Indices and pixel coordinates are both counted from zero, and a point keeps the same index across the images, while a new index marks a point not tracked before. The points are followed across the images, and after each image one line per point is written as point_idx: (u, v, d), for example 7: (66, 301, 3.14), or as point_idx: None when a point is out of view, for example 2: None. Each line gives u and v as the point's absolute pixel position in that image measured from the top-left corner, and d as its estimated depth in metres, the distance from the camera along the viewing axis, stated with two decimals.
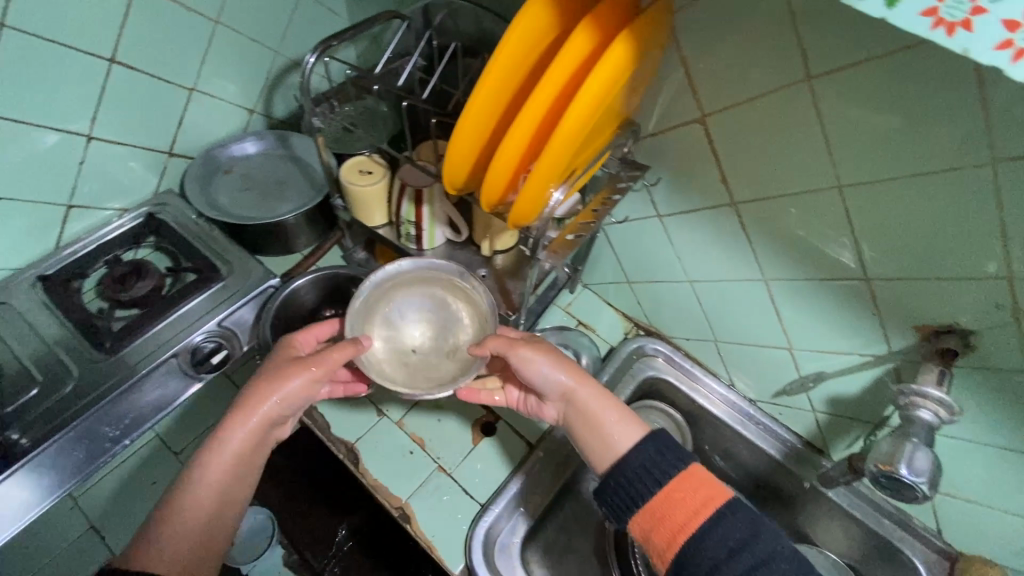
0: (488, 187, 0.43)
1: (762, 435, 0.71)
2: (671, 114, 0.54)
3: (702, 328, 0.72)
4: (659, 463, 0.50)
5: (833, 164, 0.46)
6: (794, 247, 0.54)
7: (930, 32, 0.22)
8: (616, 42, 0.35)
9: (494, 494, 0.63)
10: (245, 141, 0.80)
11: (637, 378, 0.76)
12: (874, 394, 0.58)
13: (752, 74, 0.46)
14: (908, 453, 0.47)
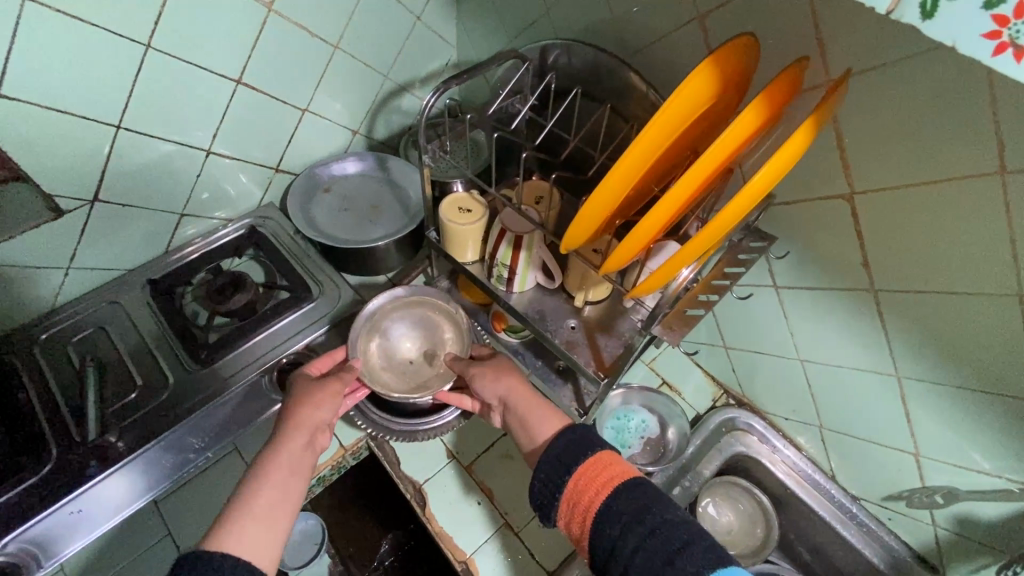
0: (619, 256, 0.41)
1: (864, 539, 0.66)
2: (811, 186, 0.49)
3: (807, 411, 0.66)
4: (574, 447, 0.48)
5: (1016, 270, 0.40)
6: (944, 351, 0.47)
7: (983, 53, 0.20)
8: (798, 129, 0.33)
9: (562, 563, 0.60)
10: (345, 160, 0.81)
11: (724, 454, 0.72)
12: (1019, 527, 0.51)
13: (926, 158, 0.41)
14: None
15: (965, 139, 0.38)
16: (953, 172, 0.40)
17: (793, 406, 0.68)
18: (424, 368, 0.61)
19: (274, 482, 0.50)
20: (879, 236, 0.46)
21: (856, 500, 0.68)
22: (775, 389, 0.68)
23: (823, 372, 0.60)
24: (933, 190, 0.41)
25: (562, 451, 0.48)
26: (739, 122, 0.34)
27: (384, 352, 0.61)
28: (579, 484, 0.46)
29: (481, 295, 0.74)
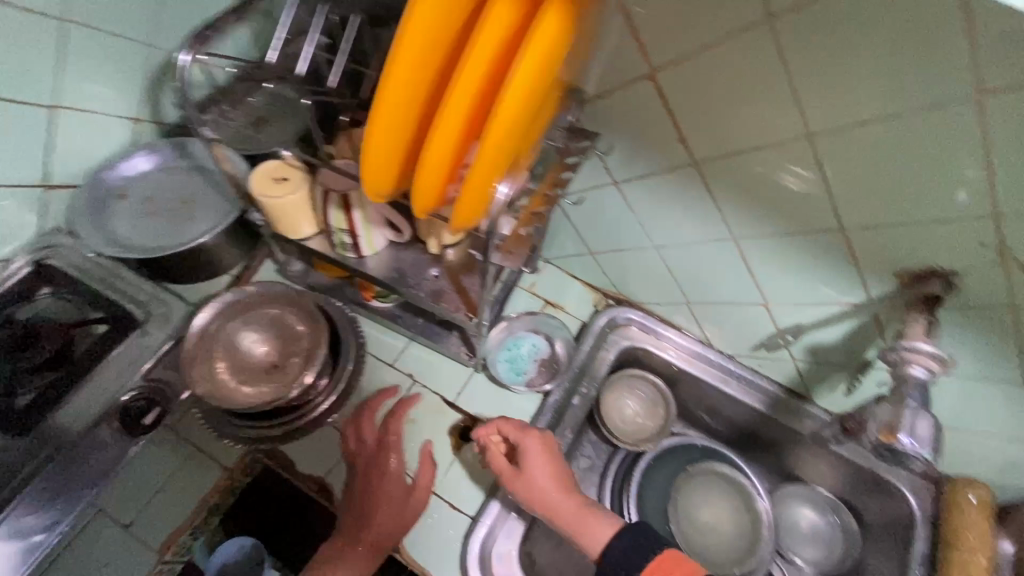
0: None
1: (746, 391, 0.90)
2: (776, 120, 0.56)
3: (669, 285, 0.89)
4: (635, 550, 0.61)
5: (971, 181, 0.49)
6: (849, 244, 0.61)
7: None
8: None
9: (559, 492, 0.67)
10: (134, 157, 0.79)
11: (617, 347, 0.95)
12: (849, 340, 0.72)
13: (861, 98, 0.49)
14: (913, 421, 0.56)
15: (910, 82, 0.46)
16: (896, 107, 0.48)
17: (681, 288, 0.87)
18: (274, 362, 0.73)
19: None
20: (784, 166, 0.59)
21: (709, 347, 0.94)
22: (652, 277, 0.90)
23: (693, 264, 0.81)
24: (861, 125, 0.51)
25: (626, 552, 0.61)
26: None
27: (232, 361, 0.72)
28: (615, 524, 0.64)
29: None
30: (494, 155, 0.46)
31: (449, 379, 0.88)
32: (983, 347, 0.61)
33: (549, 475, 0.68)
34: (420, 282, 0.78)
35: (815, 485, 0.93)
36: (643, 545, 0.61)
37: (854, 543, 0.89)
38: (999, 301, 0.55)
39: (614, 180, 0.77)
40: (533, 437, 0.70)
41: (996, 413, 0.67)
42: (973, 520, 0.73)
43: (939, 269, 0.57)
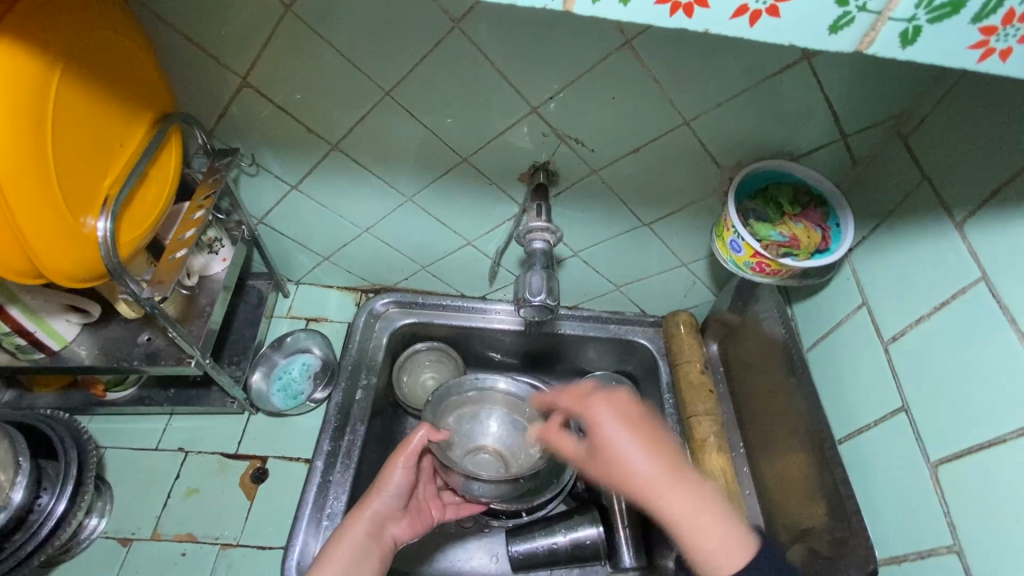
0: (57, 262, 0.48)
1: (506, 320, 0.99)
2: (358, 91, 0.64)
3: (405, 262, 0.96)
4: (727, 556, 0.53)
5: (505, 91, 0.61)
6: (477, 167, 0.73)
7: (672, 15, 0.26)
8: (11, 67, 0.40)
9: (296, 520, 0.77)
10: None
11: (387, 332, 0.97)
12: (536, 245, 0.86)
13: (396, 51, 0.59)
14: (527, 280, 0.60)
15: (410, 29, 0.56)
16: (419, 51, 0.58)
17: (411, 257, 0.94)
18: None
19: (347, 553, 0.68)
20: (396, 121, 0.67)
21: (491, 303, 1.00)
22: (386, 259, 0.96)
23: (402, 232, 0.88)
24: (411, 71, 0.61)
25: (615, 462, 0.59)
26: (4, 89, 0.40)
27: None
28: (660, 485, 0.56)
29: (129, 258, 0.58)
30: (46, 200, 0.45)
31: (224, 434, 0.86)
32: (606, 213, 0.76)
33: (649, 435, 0.59)
34: (132, 351, 0.75)
35: (595, 370, 1.04)
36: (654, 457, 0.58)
37: (637, 401, 1.01)
38: (586, 170, 0.70)
39: (290, 186, 0.80)
40: (613, 411, 0.61)
41: (652, 257, 0.84)
42: (684, 340, 0.90)
43: (538, 164, 0.70)
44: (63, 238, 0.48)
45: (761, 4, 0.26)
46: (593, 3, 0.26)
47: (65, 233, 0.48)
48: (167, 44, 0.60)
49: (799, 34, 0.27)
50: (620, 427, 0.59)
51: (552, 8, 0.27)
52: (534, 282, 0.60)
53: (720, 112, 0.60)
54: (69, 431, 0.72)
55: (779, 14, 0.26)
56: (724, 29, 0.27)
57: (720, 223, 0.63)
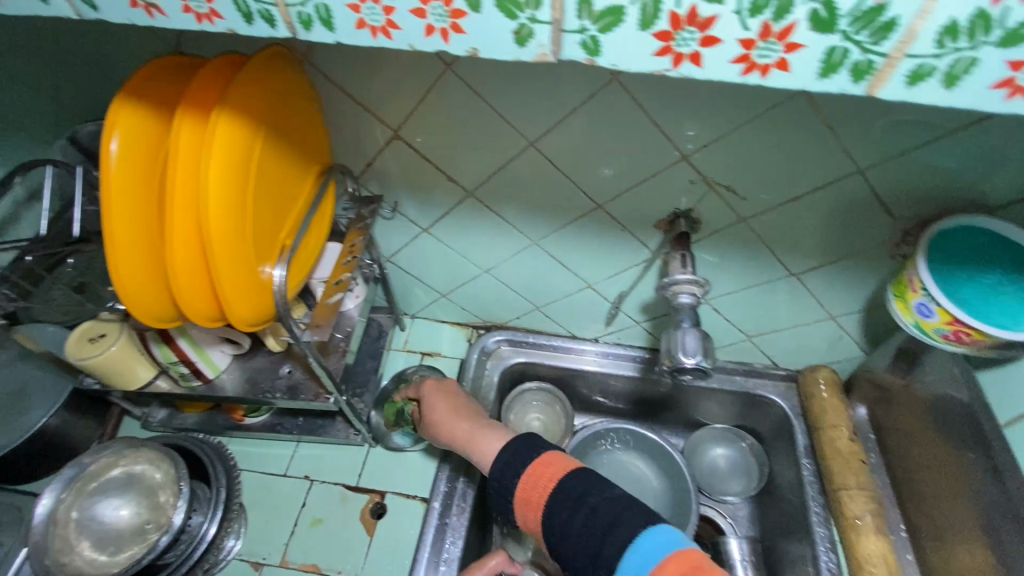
0: (241, 309, 0.52)
1: (620, 365, 0.95)
2: (504, 141, 0.65)
3: (521, 301, 0.96)
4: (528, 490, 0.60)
5: (656, 139, 0.59)
6: (613, 214, 0.71)
7: (1005, 99, 0.24)
8: (225, 140, 0.44)
9: (415, 564, 0.77)
10: None
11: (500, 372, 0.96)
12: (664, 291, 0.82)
13: (548, 103, 0.58)
14: (681, 340, 0.57)
15: (566, 83, 0.56)
16: (570, 103, 0.58)
17: (526, 298, 0.94)
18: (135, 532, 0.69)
19: None
20: (534, 168, 0.68)
21: (586, 342, 0.98)
22: (501, 298, 0.96)
23: (521, 274, 0.88)
24: (560, 122, 0.60)
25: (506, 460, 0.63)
26: (218, 158, 0.43)
27: (102, 537, 0.68)
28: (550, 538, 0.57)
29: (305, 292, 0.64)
30: (242, 253, 0.49)
31: (346, 465, 0.89)
32: (748, 262, 0.71)
33: (462, 408, 0.76)
34: (275, 383, 0.80)
35: (714, 423, 0.97)
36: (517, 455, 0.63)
37: (762, 460, 0.92)
38: (733, 218, 0.66)
39: (421, 229, 0.83)
40: (440, 392, 0.79)
41: (794, 309, 0.77)
42: (827, 401, 0.82)
43: (680, 211, 0.67)
44: (247, 287, 0.52)
45: None
46: (908, 89, 0.25)
47: (250, 283, 0.52)
48: (332, 101, 0.65)
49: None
50: (442, 406, 0.77)
51: (852, 92, 0.26)
52: (688, 343, 0.56)
53: (904, 161, 0.54)
54: (218, 457, 0.77)
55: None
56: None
57: (901, 282, 0.57)
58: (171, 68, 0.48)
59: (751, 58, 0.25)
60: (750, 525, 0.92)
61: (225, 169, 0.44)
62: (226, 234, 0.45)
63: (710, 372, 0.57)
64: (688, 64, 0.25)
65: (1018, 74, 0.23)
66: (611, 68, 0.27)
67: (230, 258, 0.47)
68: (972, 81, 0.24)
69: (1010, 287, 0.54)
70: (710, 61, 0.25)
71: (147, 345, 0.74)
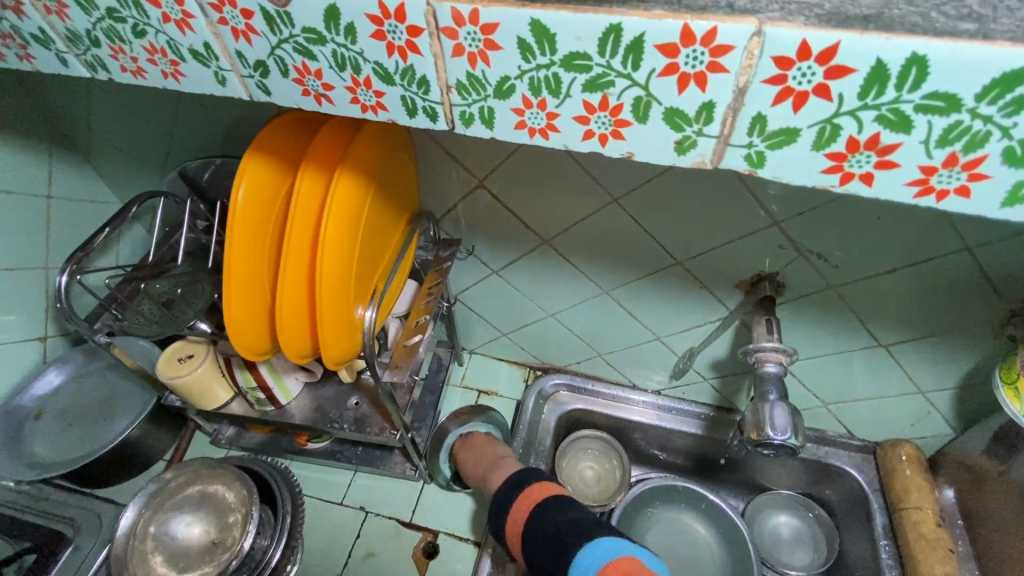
0: (335, 351, 0.54)
1: (681, 420, 0.93)
2: (588, 196, 0.66)
3: (583, 347, 0.95)
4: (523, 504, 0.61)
5: (748, 204, 0.58)
6: (691, 271, 0.70)
7: None
8: (344, 199, 0.47)
9: None
10: (45, 375, 0.87)
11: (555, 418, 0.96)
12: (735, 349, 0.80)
13: (639, 165, 0.59)
14: (769, 414, 0.54)
15: None
16: (660, 167, 0.58)
17: (589, 343, 0.93)
18: (206, 550, 0.71)
19: None
20: (614, 223, 0.68)
21: (636, 390, 0.96)
22: (562, 342, 0.96)
23: (587, 321, 0.88)
24: (648, 182, 0.61)
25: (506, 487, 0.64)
26: (334, 217, 0.46)
27: (175, 553, 0.70)
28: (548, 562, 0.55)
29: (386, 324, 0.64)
30: (343, 298, 0.51)
31: (401, 500, 0.89)
32: (833, 329, 0.69)
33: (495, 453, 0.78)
34: (342, 414, 0.82)
35: (780, 489, 0.93)
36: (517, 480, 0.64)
37: (830, 534, 0.87)
38: (820, 284, 0.64)
39: (493, 271, 0.84)
40: (477, 440, 0.83)
41: (879, 379, 0.73)
42: (912, 479, 0.76)
43: (764, 273, 0.66)
44: (343, 331, 0.54)
45: None
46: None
47: (345, 326, 0.54)
48: (424, 152, 0.68)
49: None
50: (481, 452, 0.80)
51: None
52: (778, 417, 0.54)
53: (1021, 242, 0.51)
54: (285, 482, 0.79)
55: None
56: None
57: (1011, 369, 0.54)
58: (295, 123, 0.52)
59: (932, 185, 0.25)
60: None
61: (339, 226, 0.47)
62: (334, 285, 0.48)
63: (798, 450, 0.54)
64: (857, 183, 0.26)
65: None
66: (772, 179, 0.28)
67: (333, 304, 0.50)
68: None
69: None
70: (882, 183, 0.26)
71: (231, 369, 0.78)
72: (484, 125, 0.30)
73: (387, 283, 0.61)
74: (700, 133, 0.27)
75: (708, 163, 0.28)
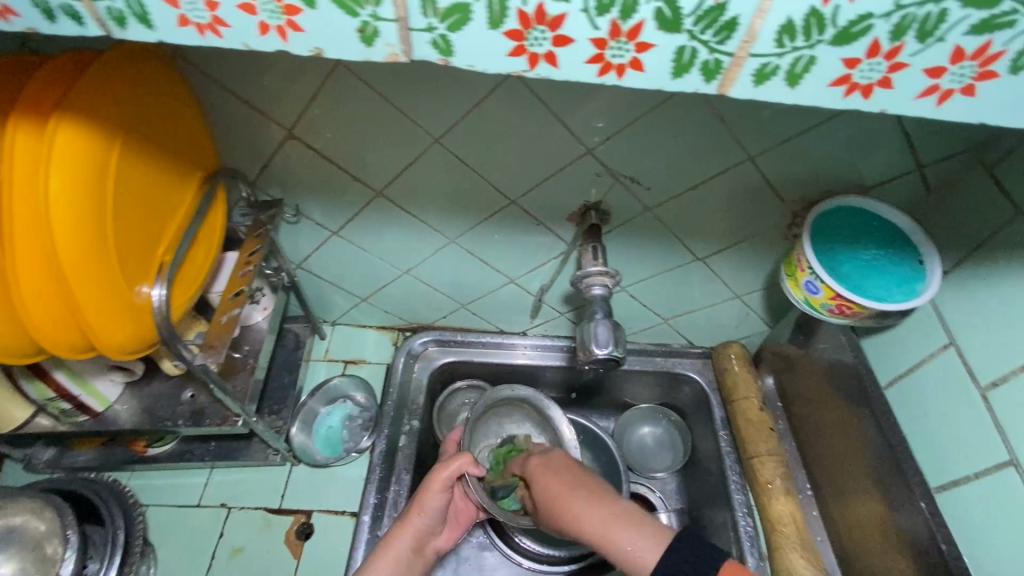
0: (114, 336, 0.47)
1: (546, 355, 0.95)
2: (408, 138, 0.62)
3: (446, 301, 0.93)
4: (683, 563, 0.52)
5: (561, 133, 0.59)
6: (525, 208, 0.71)
7: (847, 95, 0.27)
8: (71, 154, 0.39)
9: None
10: None
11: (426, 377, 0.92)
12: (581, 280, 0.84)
13: (448, 100, 0.57)
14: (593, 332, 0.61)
15: (463, 77, 0.54)
16: (471, 100, 0.57)
17: (450, 296, 0.92)
18: None
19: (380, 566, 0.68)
20: (443, 165, 0.66)
21: (519, 336, 0.96)
22: (424, 299, 0.93)
23: (443, 272, 0.86)
24: (464, 117, 0.59)
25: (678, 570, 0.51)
26: (63, 174, 0.39)
27: None
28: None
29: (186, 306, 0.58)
30: (108, 273, 0.44)
31: (267, 487, 0.83)
32: (659, 249, 0.74)
33: (586, 486, 0.60)
34: (176, 410, 0.74)
35: (640, 402, 0.99)
36: (689, 563, 0.51)
37: (685, 435, 0.95)
38: (638, 207, 0.68)
39: (331, 232, 0.79)
40: (554, 466, 0.64)
41: (705, 291, 0.81)
42: (738, 375, 0.85)
43: (590, 203, 0.68)
44: (121, 312, 0.47)
45: (955, 84, 0.25)
46: (755, 87, 0.27)
47: (122, 306, 0.47)
48: (212, 99, 0.59)
49: (992, 112, 0.26)
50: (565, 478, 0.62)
51: (708, 91, 0.28)
52: (600, 333, 0.62)
53: (787, 148, 0.58)
54: (114, 496, 0.71)
55: (974, 93, 0.26)
56: (906, 108, 0.27)
57: (792, 262, 0.60)
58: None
59: (606, 58, 0.26)
60: (678, 499, 0.93)
61: (76, 186, 0.40)
62: (84, 256, 0.41)
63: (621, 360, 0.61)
64: (544, 64, 0.27)
65: (854, 72, 0.26)
66: (469, 68, 0.28)
67: (93, 280, 0.43)
68: (819, 79, 0.26)
69: (884, 259, 0.60)
70: (565, 60, 0.27)
71: (17, 381, 0.66)
72: (140, 22, 0.27)
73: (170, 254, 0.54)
74: (376, 17, 0.26)
75: (400, 55, 0.28)
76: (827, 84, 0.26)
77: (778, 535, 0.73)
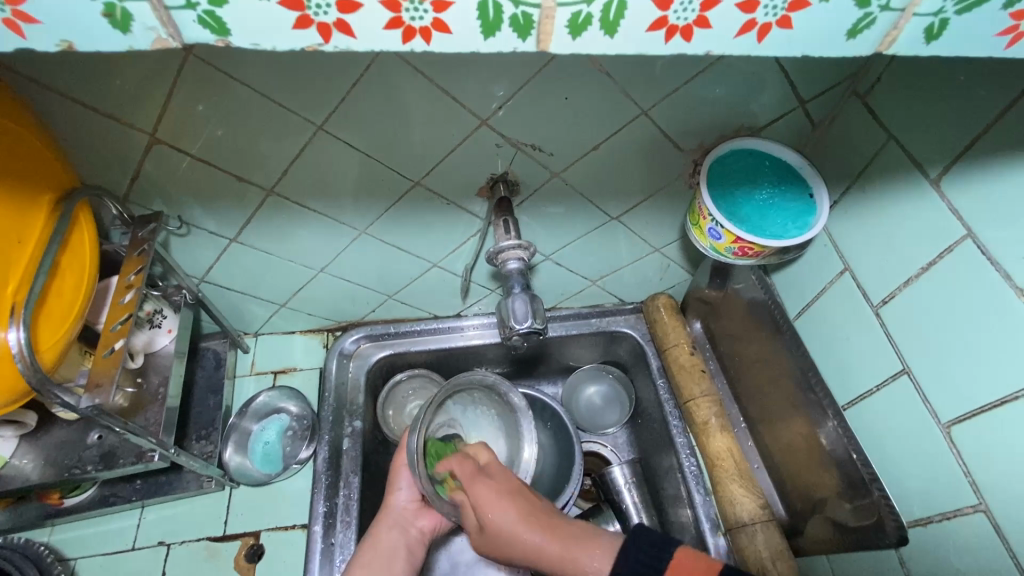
0: None
1: (482, 333, 0.92)
2: (286, 132, 0.58)
3: (373, 295, 0.90)
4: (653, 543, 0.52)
5: (451, 107, 0.56)
6: (430, 188, 0.68)
7: (667, 40, 0.26)
8: None
9: None
10: None
11: (362, 375, 0.89)
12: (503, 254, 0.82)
13: (323, 84, 0.53)
14: (512, 307, 0.68)
15: (331, 60, 0.50)
16: (346, 83, 0.53)
17: (375, 289, 0.88)
18: None
19: (366, 561, 0.66)
20: (334, 154, 0.61)
21: (463, 317, 0.93)
22: (348, 295, 0.89)
23: (362, 266, 0.82)
24: (344, 101, 0.55)
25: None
26: None
27: None
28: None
29: (67, 305, 0.54)
30: None
31: (207, 515, 0.79)
32: (574, 212, 0.73)
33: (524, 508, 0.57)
34: (83, 456, 0.68)
35: (583, 364, 0.99)
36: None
37: (629, 388, 0.96)
38: (544, 173, 0.67)
39: (229, 239, 0.73)
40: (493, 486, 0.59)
41: (626, 248, 0.82)
42: (668, 324, 0.87)
43: (496, 174, 0.66)
44: None
45: (770, 17, 0.25)
46: (574, 40, 0.26)
47: None
48: (56, 111, 0.51)
49: (813, 44, 0.26)
50: (510, 500, 0.58)
51: (527, 49, 0.26)
52: (518, 309, 0.67)
53: (678, 97, 0.57)
54: (29, 559, 0.66)
55: (791, 25, 0.25)
56: (729, 48, 0.26)
57: (696, 211, 0.62)
58: None
59: (405, 22, 0.24)
60: (630, 450, 0.94)
61: None
62: None
63: (542, 330, 0.69)
64: (339, 35, 0.25)
65: (669, 16, 0.25)
66: (257, 48, 0.25)
67: None
68: (639, 24, 0.25)
69: (779, 197, 0.62)
70: (359, 29, 0.24)
71: None
72: None
73: (22, 286, 0.49)
74: None
75: (170, 40, 0.24)
76: (647, 29, 0.25)
77: (718, 471, 0.76)
